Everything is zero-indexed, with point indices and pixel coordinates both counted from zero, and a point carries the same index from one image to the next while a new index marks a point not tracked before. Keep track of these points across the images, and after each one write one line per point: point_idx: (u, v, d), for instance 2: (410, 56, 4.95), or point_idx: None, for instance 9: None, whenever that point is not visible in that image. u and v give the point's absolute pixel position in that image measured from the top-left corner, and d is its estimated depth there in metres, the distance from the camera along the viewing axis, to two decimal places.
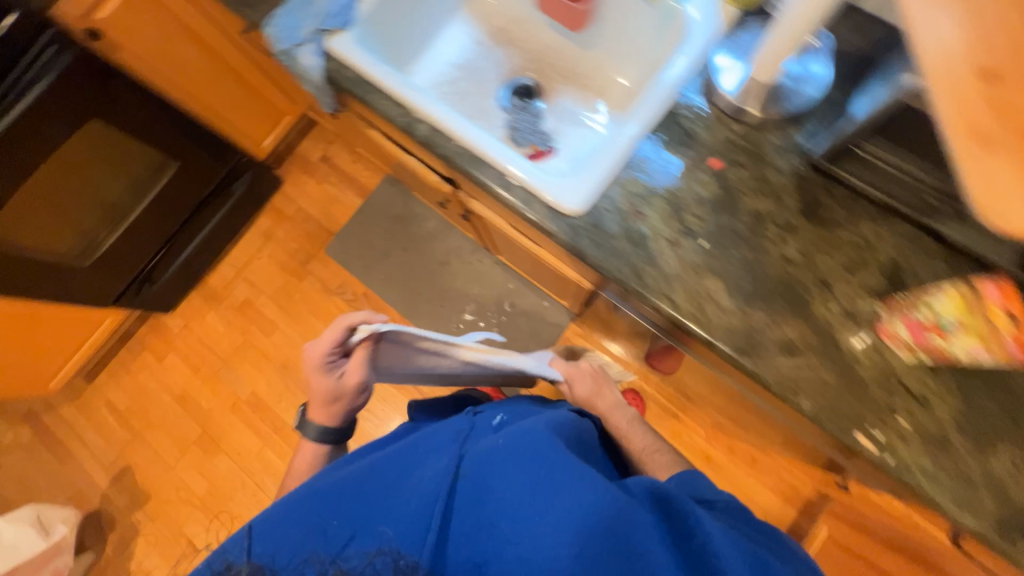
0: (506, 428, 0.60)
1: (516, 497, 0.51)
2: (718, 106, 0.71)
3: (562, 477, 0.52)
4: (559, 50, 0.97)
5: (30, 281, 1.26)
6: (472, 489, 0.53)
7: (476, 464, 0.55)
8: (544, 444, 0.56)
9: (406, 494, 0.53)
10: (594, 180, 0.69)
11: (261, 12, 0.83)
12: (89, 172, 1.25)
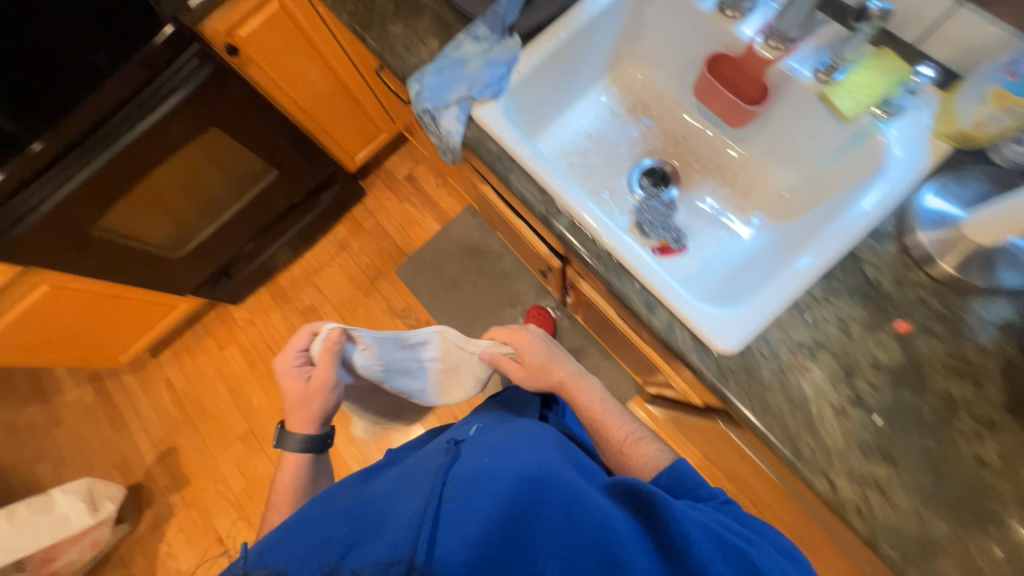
0: (494, 444, 0.57)
1: (492, 502, 0.47)
2: (912, 258, 0.62)
3: (542, 489, 0.49)
4: (704, 138, 0.89)
5: (125, 268, 1.29)
6: (458, 511, 0.46)
7: (459, 485, 0.50)
8: (526, 461, 0.52)
9: (397, 504, 0.51)
10: (754, 321, 0.61)
11: (409, 66, 0.81)
12: (199, 174, 1.27)
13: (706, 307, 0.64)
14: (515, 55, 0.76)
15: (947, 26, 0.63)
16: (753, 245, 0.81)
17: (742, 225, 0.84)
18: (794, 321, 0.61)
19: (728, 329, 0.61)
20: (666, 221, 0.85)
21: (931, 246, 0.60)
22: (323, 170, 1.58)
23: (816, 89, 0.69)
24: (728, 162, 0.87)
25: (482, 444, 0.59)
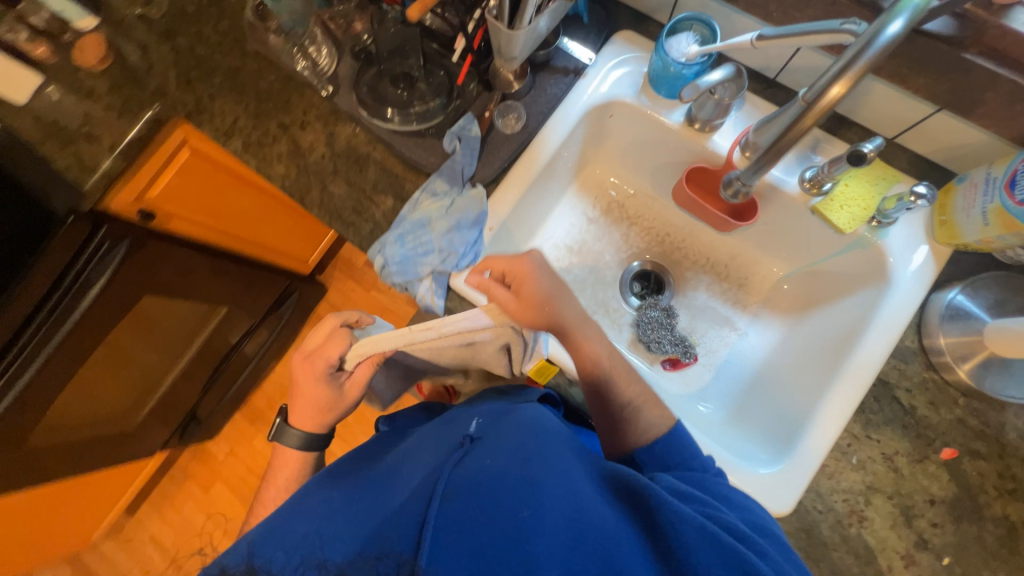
0: (506, 440, 0.48)
1: (491, 531, 0.39)
2: (941, 374, 0.60)
3: (547, 507, 0.41)
4: (688, 232, 0.85)
5: (76, 463, 1.13)
6: (457, 516, 0.40)
7: (462, 486, 0.42)
8: (539, 470, 0.44)
9: (374, 528, 0.44)
10: (800, 479, 0.58)
11: (367, 235, 0.72)
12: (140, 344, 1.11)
13: (750, 465, 0.61)
14: (483, 208, 0.69)
15: (929, 125, 0.60)
16: (762, 344, 0.78)
17: (746, 320, 0.81)
18: (841, 466, 0.59)
19: (781, 491, 0.58)
20: (672, 333, 0.81)
21: (954, 358, 0.58)
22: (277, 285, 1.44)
23: (808, 201, 0.66)
24: (718, 254, 0.84)
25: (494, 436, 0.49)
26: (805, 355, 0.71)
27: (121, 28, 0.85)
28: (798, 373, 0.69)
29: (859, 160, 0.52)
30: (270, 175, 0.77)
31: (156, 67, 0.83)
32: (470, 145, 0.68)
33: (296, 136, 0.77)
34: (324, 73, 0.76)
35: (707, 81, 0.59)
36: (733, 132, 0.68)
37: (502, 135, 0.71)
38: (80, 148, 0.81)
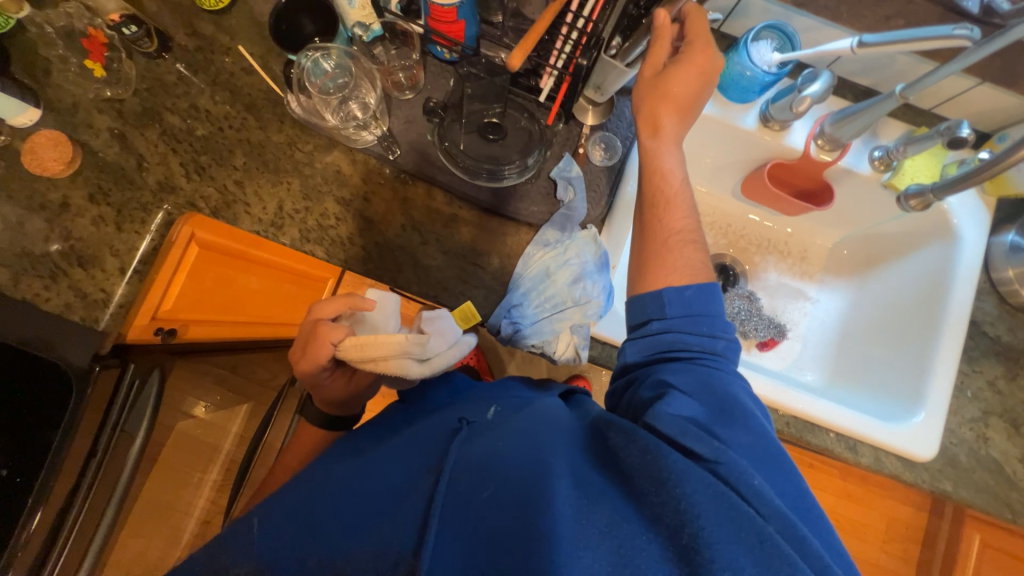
0: (511, 424, 0.45)
1: (498, 514, 0.35)
2: (1011, 303, 0.72)
3: (563, 481, 0.36)
4: (748, 219, 0.90)
5: None
6: (456, 499, 0.37)
7: (465, 469, 0.39)
8: (552, 444, 0.40)
9: (347, 519, 0.39)
10: (936, 423, 0.66)
11: (484, 301, 0.67)
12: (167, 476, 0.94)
13: (891, 424, 0.68)
14: (602, 248, 0.66)
15: (972, 96, 0.68)
16: (835, 307, 0.86)
17: (815, 289, 0.89)
18: (960, 401, 0.69)
19: (923, 440, 0.66)
20: (762, 317, 0.85)
21: (1019, 283, 0.70)
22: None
23: (878, 178, 0.73)
24: (777, 234, 0.90)
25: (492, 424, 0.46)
26: (884, 311, 0.80)
27: (77, 118, 0.67)
28: (885, 328, 0.78)
29: (959, 142, 0.61)
30: (345, 261, 0.67)
31: (148, 161, 0.68)
32: (580, 186, 0.66)
33: (362, 212, 0.68)
34: (382, 136, 0.67)
35: (811, 92, 0.64)
36: (803, 126, 0.72)
37: (596, 166, 0.68)
38: (78, 280, 0.65)
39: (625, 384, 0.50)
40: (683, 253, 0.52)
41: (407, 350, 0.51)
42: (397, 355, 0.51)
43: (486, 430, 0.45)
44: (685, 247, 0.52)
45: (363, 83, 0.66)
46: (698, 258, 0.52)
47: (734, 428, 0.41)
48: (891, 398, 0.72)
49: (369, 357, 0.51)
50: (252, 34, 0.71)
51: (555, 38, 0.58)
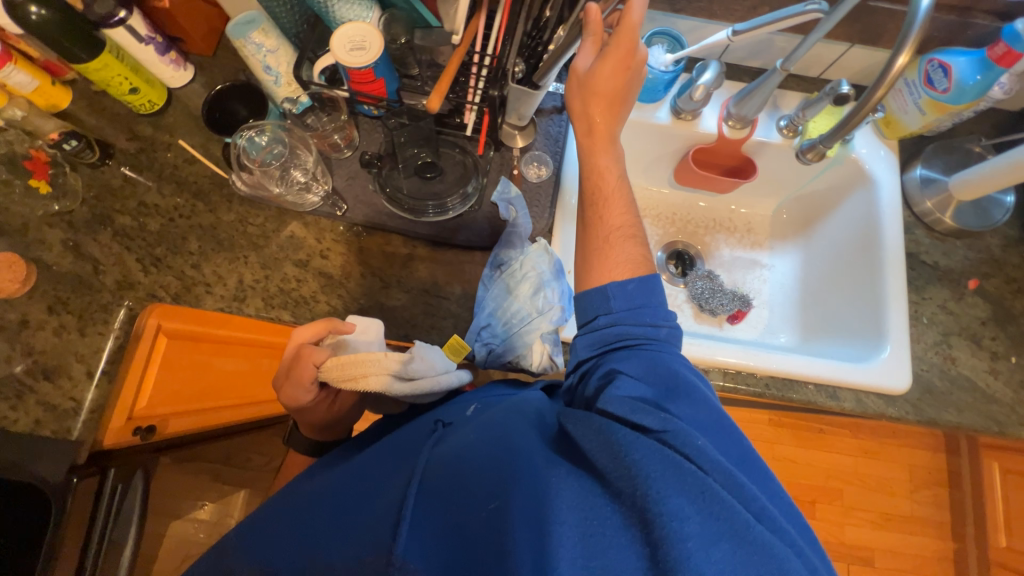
0: (482, 421, 0.50)
1: (472, 503, 0.41)
2: (938, 229, 0.77)
3: (526, 469, 0.42)
4: (690, 205, 0.96)
5: None
6: (435, 497, 0.42)
7: (441, 467, 0.45)
8: (517, 435, 0.46)
9: (336, 530, 0.44)
10: (902, 353, 0.69)
11: (455, 330, 0.69)
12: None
13: (860, 364, 0.70)
14: (554, 257, 0.70)
15: (849, 57, 0.76)
16: (789, 269, 0.91)
17: (767, 255, 0.93)
18: (920, 329, 0.72)
19: (892, 373, 0.69)
20: (725, 292, 0.89)
21: (939, 210, 0.76)
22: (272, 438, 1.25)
23: (791, 143, 0.79)
24: (720, 213, 0.96)
25: (465, 424, 0.52)
26: (832, 261, 0.84)
27: (28, 237, 0.69)
28: (836, 277, 0.82)
29: (843, 99, 0.67)
30: (313, 319, 0.69)
31: (104, 264, 0.69)
32: (520, 205, 0.68)
33: (322, 269, 0.70)
34: (330, 195, 0.71)
35: (706, 82, 0.71)
36: (712, 111, 0.79)
37: (534, 183, 0.73)
38: (45, 394, 0.64)
39: (577, 378, 0.55)
40: (623, 248, 0.56)
41: (387, 366, 0.53)
42: (378, 371, 0.53)
43: (459, 428, 0.52)
44: (626, 242, 0.57)
45: (301, 150, 0.70)
46: (637, 251, 0.56)
47: (680, 402, 0.46)
48: (859, 340, 0.75)
49: (349, 375, 0.53)
50: (191, 127, 0.75)
51: (469, 77, 0.64)
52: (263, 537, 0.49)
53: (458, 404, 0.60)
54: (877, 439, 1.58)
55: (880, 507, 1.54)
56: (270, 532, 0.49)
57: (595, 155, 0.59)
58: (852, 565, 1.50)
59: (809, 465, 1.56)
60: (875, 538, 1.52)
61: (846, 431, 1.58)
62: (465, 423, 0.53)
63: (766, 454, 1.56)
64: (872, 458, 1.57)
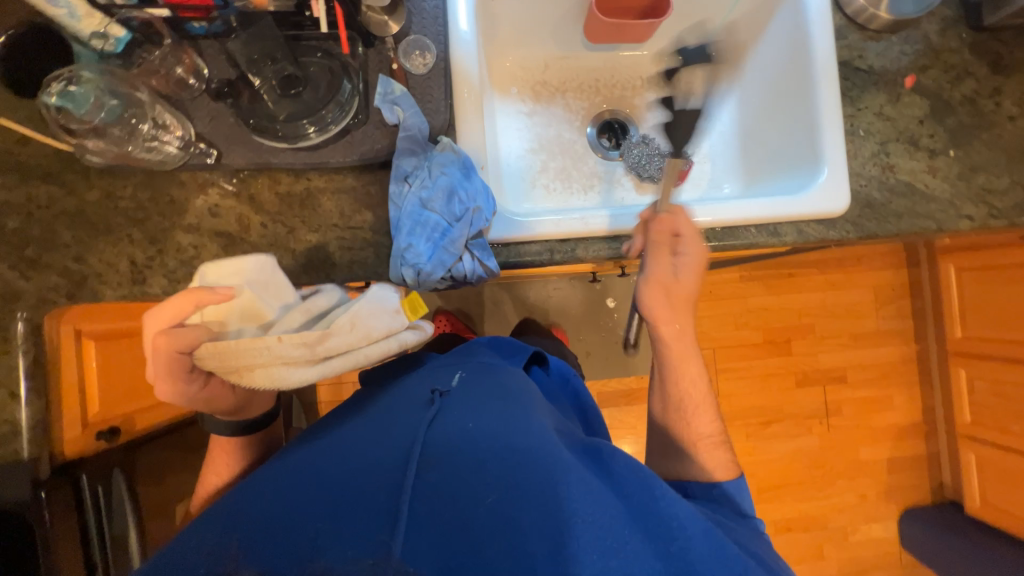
0: (487, 407, 0.54)
1: (487, 492, 0.44)
2: (873, 28, 0.70)
3: (549, 475, 0.45)
4: (612, 65, 0.86)
5: None
6: (443, 485, 0.44)
7: (447, 453, 0.47)
8: (532, 430, 0.50)
9: (345, 516, 0.42)
10: (840, 175, 0.67)
11: (379, 258, 0.64)
12: None
13: (801, 194, 0.68)
14: (462, 154, 0.64)
15: None
16: (726, 114, 0.85)
17: (703, 104, 0.86)
18: (857, 143, 0.69)
19: (833, 195, 0.67)
20: (662, 155, 0.84)
21: (873, 6, 0.69)
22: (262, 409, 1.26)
23: None
24: (647, 68, 0.87)
25: (467, 404, 0.55)
26: (767, 94, 0.77)
27: None
28: (771, 111, 0.77)
29: None
30: None
31: None
32: (408, 103, 0.62)
33: (217, 228, 0.63)
34: (190, 142, 0.61)
35: None
36: None
37: (422, 75, 0.64)
38: None
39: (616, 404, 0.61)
40: (713, 455, 0.65)
41: (282, 354, 0.49)
42: (272, 361, 0.49)
43: (451, 406, 0.54)
44: (716, 448, 0.65)
45: (140, 96, 0.59)
46: (727, 457, 0.65)
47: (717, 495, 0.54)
48: (797, 170, 0.72)
49: (235, 366, 0.49)
50: (5, 100, 0.63)
51: None
52: (220, 516, 0.46)
53: (440, 372, 0.65)
54: (842, 270, 1.64)
55: (848, 329, 1.65)
56: (236, 509, 0.46)
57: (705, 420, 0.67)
58: (828, 385, 1.64)
59: (782, 309, 1.63)
60: (847, 358, 1.65)
61: (814, 268, 1.64)
62: (460, 396, 0.57)
63: (741, 308, 1.63)
64: (839, 288, 1.64)
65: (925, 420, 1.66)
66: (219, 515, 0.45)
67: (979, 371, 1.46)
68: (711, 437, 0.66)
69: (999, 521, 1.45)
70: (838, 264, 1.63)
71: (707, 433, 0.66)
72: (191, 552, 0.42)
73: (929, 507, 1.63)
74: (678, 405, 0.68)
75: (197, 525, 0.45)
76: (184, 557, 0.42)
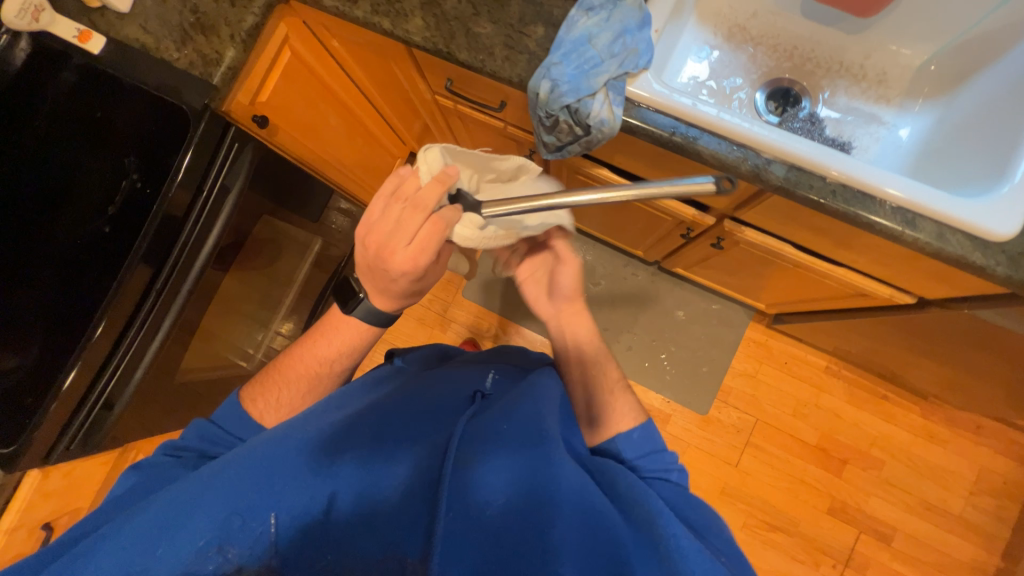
0: (504, 432, 0.59)
1: (498, 523, 0.51)
2: None
3: (561, 514, 0.52)
4: (817, 39, 0.85)
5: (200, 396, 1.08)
6: (455, 516, 0.51)
7: (459, 483, 0.53)
8: (562, 474, 0.55)
9: (372, 516, 0.52)
10: (1020, 201, 0.59)
11: (529, 66, 0.72)
12: (257, 284, 1.10)
13: (963, 201, 0.60)
14: (643, 15, 0.70)
15: None
16: (911, 130, 0.79)
17: (890, 113, 0.81)
18: None
19: (1007, 213, 0.59)
20: (822, 137, 0.81)
21: None
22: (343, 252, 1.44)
23: None
24: (852, 57, 0.84)
25: (493, 418, 0.61)
26: (971, 117, 0.71)
27: None
28: (967, 133, 0.70)
29: None
30: (407, 29, 0.75)
31: None
32: None
33: None
34: None
35: None
36: None
37: None
38: (200, 45, 0.80)
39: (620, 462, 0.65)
40: (623, 400, 0.72)
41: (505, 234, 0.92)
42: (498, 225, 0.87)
43: (479, 420, 0.61)
44: (623, 394, 0.73)
45: None
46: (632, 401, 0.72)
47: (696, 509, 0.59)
48: (966, 189, 0.65)
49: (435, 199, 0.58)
50: None
51: None
52: (242, 472, 0.54)
53: (468, 369, 0.73)
54: (946, 427, 1.41)
55: (921, 492, 1.39)
56: (255, 478, 0.53)
57: (599, 368, 0.75)
58: (863, 534, 1.39)
59: (854, 425, 1.44)
60: (904, 521, 1.39)
61: (916, 407, 1.42)
62: (485, 406, 0.64)
63: (809, 398, 1.46)
64: (934, 443, 1.40)
65: None
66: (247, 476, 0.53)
67: None
68: (613, 387, 0.73)
69: None
70: (944, 417, 1.41)
71: (617, 379, 0.75)
72: (222, 518, 0.51)
73: None
74: (584, 365, 0.76)
75: (209, 485, 0.53)
76: (232, 528, 0.51)
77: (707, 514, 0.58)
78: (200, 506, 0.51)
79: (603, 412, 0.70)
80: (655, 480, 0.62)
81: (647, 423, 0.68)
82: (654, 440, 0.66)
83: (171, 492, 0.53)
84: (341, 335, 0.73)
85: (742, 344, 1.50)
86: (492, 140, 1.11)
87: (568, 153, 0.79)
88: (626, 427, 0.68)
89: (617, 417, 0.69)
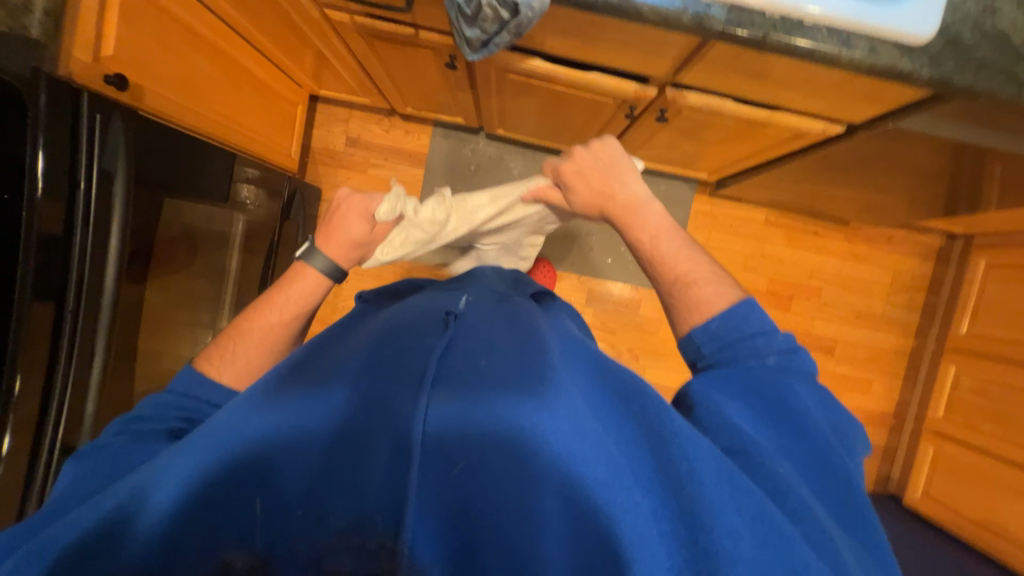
0: (488, 361, 0.52)
1: (482, 461, 0.45)
2: None
3: (553, 445, 0.45)
4: None
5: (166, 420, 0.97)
6: (429, 472, 0.44)
7: (440, 431, 0.45)
8: (554, 394, 0.48)
9: (334, 492, 0.43)
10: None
11: None
12: (188, 283, 0.96)
13: (890, 9, 0.62)
14: None
15: None
16: None
17: None
18: None
19: (924, 15, 0.62)
20: None
21: None
22: (271, 223, 1.27)
23: None
24: None
25: (478, 348, 0.54)
26: None
27: None
28: None
29: None
30: None
31: None
32: None
33: None
34: None
35: None
36: None
37: None
38: None
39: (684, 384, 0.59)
40: (704, 290, 0.62)
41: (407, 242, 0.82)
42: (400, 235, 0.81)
43: (455, 354, 0.53)
44: (704, 284, 0.63)
45: None
46: (723, 289, 0.62)
47: (776, 422, 0.51)
48: None
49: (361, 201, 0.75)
50: None
51: None
52: (198, 457, 0.45)
53: (445, 302, 0.66)
54: (867, 246, 1.61)
55: (853, 305, 1.62)
56: (212, 463, 0.45)
57: (671, 262, 0.65)
58: (814, 353, 1.62)
59: (795, 265, 1.60)
60: (842, 332, 1.62)
61: (842, 235, 1.60)
62: (460, 334, 0.56)
63: (755, 252, 1.60)
64: (859, 261, 1.61)
65: (897, 415, 1.65)
66: (218, 449, 0.45)
67: (972, 369, 1.43)
68: (692, 274, 0.64)
69: (945, 519, 1.42)
70: (864, 237, 1.60)
71: (694, 270, 0.64)
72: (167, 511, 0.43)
73: (870, 492, 1.64)
74: (652, 253, 0.67)
75: (154, 480, 0.45)
76: (177, 525, 0.42)
77: (786, 399, 0.52)
78: (154, 498, 0.44)
79: (683, 299, 0.63)
80: (725, 370, 0.56)
81: (742, 305, 0.59)
82: (745, 318, 0.58)
83: (133, 483, 0.45)
84: (290, 296, 0.68)
85: (691, 218, 1.57)
86: (403, 55, 0.98)
87: (496, 48, 0.70)
88: (708, 318, 0.60)
89: (707, 305, 0.61)
